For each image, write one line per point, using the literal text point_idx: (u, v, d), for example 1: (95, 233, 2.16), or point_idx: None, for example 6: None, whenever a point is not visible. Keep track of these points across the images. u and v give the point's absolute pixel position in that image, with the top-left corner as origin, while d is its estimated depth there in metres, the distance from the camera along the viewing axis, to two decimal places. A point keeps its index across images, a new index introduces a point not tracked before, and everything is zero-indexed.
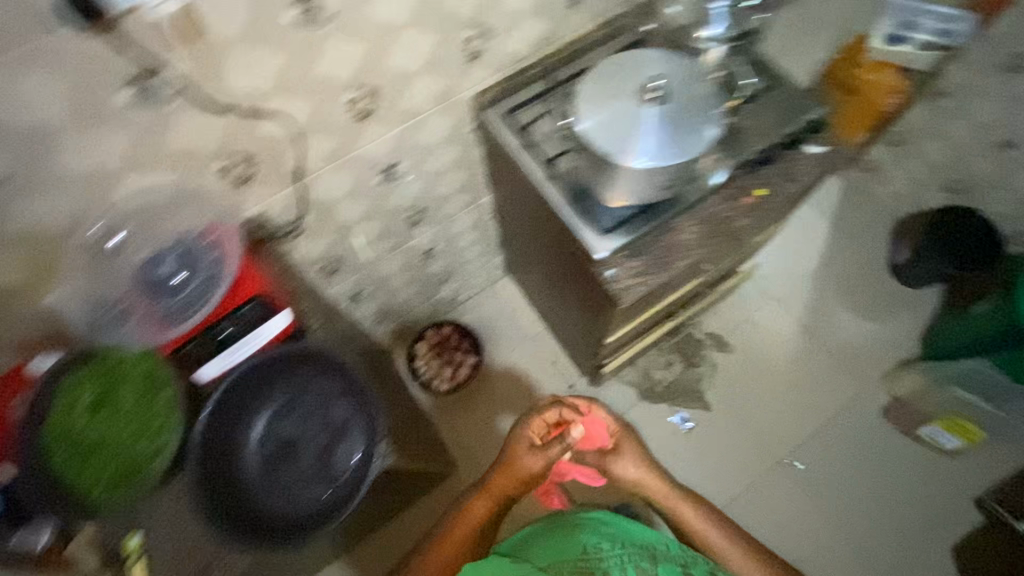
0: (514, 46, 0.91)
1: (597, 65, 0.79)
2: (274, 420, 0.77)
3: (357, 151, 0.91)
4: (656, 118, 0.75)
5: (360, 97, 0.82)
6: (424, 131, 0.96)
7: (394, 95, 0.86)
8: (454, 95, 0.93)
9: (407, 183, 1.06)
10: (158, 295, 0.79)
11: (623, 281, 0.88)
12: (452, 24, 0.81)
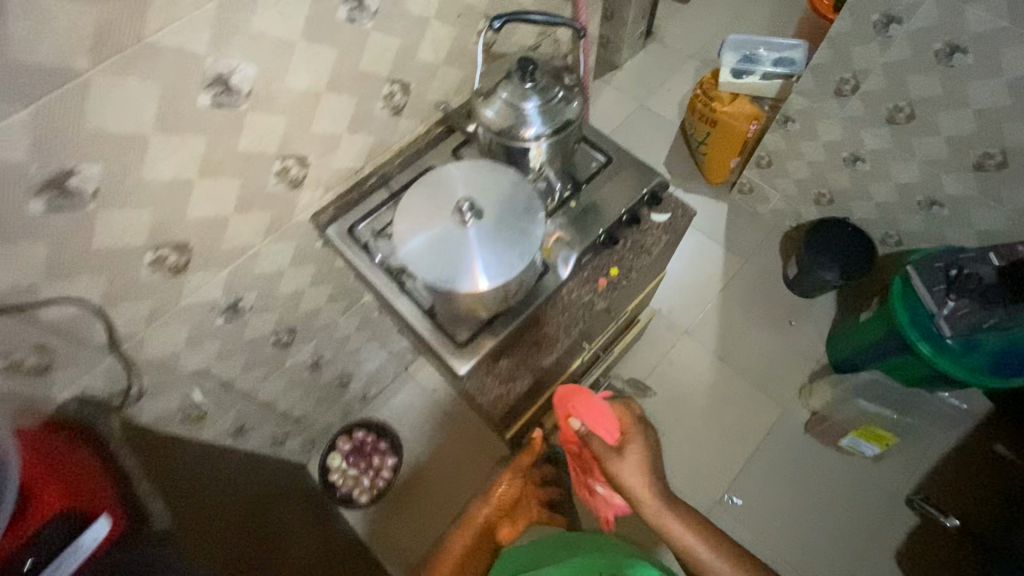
0: (339, 163, 0.88)
1: (414, 186, 0.76)
2: None
3: (189, 300, 0.83)
4: (477, 237, 0.71)
5: (168, 254, 0.75)
6: (264, 263, 0.90)
7: (215, 238, 0.79)
8: (288, 219, 0.88)
9: (263, 314, 0.98)
10: None
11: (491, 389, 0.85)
12: (261, 159, 0.76)
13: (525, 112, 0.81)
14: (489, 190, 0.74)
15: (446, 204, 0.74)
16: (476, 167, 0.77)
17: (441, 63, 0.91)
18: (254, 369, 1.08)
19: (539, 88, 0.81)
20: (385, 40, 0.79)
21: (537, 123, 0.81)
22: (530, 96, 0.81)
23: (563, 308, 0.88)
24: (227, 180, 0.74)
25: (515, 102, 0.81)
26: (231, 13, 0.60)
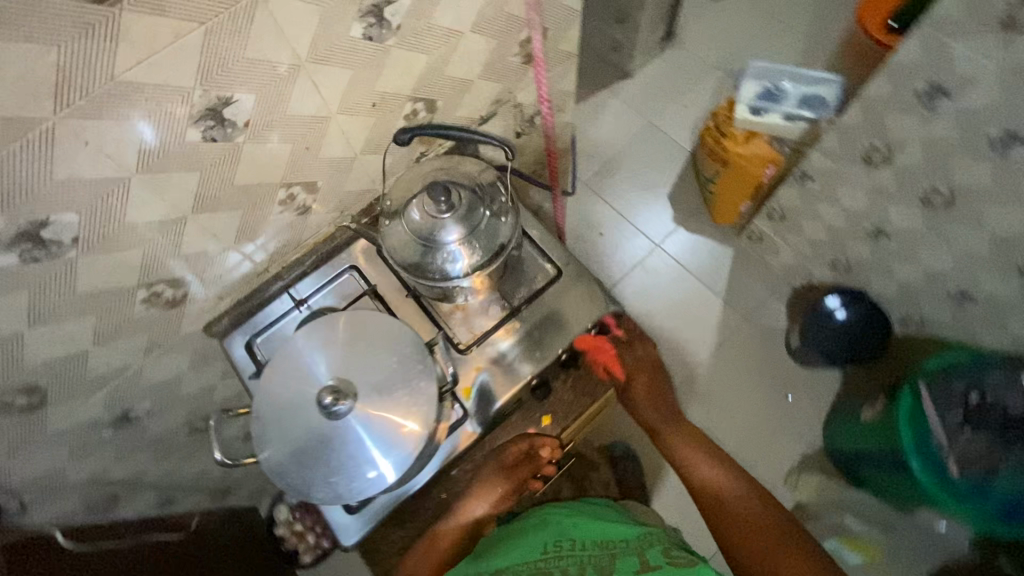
0: (234, 270, 0.76)
1: (274, 360, 0.63)
2: None
3: (60, 427, 0.74)
4: (350, 432, 0.60)
5: (12, 399, 0.65)
6: (150, 375, 0.79)
7: (76, 373, 0.69)
8: (174, 334, 0.77)
9: (163, 414, 0.89)
10: None
11: (385, 559, 0.73)
12: (120, 294, 0.64)
13: (442, 246, 0.67)
14: (373, 364, 0.61)
15: (320, 381, 0.61)
16: (367, 328, 0.64)
17: (358, 154, 0.75)
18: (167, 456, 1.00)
19: (460, 217, 0.67)
20: (269, 148, 0.64)
21: (457, 259, 0.67)
22: (449, 227, 0.67)
23: (473, 462, 0.75)
24: (73, 323, 0.62)
25: (430, 234, 0.67)
26: (15, 169, 0.46)
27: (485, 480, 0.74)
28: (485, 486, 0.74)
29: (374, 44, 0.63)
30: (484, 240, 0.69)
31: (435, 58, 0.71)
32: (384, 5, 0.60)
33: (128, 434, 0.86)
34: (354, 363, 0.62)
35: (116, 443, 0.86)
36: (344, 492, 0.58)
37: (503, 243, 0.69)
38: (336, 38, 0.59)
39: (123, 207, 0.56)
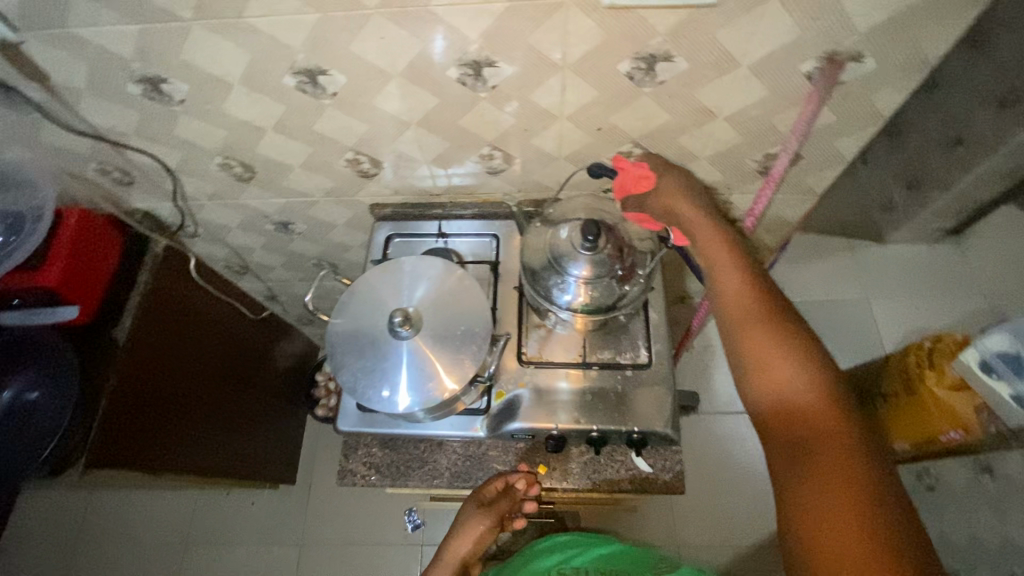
0: (418, 182, 0.89)
1: (392, 264, 0.74)
2: (22, 387, 0.86)
3: (248, 203, 0.95)
4: (401, 353, 0.68)
5: (236, 166, 0.85)
6: (319, 211, 0.97)
7: (279, 178, 0.87)
8: (351, 197, 0.93)
9: (309, 241, 1.08)
10: None
11: (353, 461, 0.80)
12: (337, 146, 0.79)
13: (566, 274, 0.71)
14: (450, 318, 0.69)
15: (405, 300, 0.71)
16: (463, 292, 0.71)
17: (561, 157, 0.81)
18: (293, 270, 1.21)
19: (596, 261, 0.70)
20: (498, 112, 0.72)
21: (569, 292, 0.71)
22: (581, 262, 0.71)
23: (465, 447, 0.80)
24: (297, 143, 0.79)
25: (563, 259, 0.71)
26: (330, 28, 0.60)
27: (469, 517, 0.79)
28: (469, 526, 0.80)
29: (631, 84, 0.66)
30: (602, 291, 0.72)
31: (678, 124, 0.72)
32: (660, 59, 0.63)
33: (282, 238, 1.06)
34: (441, 306, 0.70)
35: (271, 238, 1.07)
36: (366, 392, 0.66)
37: (617, 305, 0.72)
38: (603, 63, 0.64)
39: (375, 94, 0.69)
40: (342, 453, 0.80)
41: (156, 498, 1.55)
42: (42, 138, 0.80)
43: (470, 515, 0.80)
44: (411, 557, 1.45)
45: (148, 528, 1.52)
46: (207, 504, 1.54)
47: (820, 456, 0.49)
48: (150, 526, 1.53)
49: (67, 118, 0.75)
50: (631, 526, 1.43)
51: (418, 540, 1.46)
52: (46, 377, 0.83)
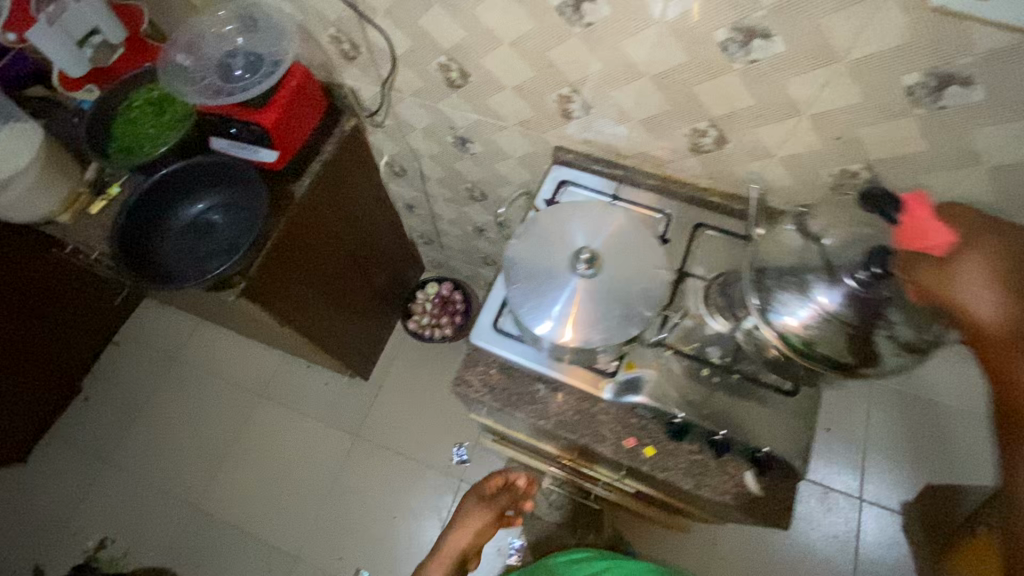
0: (613, 140, 0.88)
1: (588, 205, 0.74)
2: (217, 206, 0.96)
3: (442, 110, 0.98)
4: (575, 287, 0.68)
5: (454, 71, 0.87)
6: (503, 138, 0.98)
7: (486, 95, 0.89)
8: (541, 134, 0.93)
9: (477, 165, 1.10)
10: (221, 75, 0.91)
11: (472, 374, 0.82)
12: (560, 79, 0.80)
13: (809, 296, 0.60)
14: (631, 273, 0.69)
15: (591, 241, 0.71)
16: (644, 253, 0.70)
17: (776, 157, 0.77)
18: (444, 187, 1.25)
19: (855, 300, 0.59)
20: (739, 91, 0.69)
21: (795, 313, 0.61)
22: (836, 294, 0.59)
23: (579, 402, 0.79)
24: (524, 64, 0.80)
25: (810, 276, 0.61)
26: None
27: (471, 511, 1.06)
28: (469, 518, 1.06)
29: (909, 98, 0.61)
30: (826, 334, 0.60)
31: (930, 159, 0.66)
32: (958, 82, 0.57)
33: (454, 154, 1.09)
34: (625, 258, 0.70)
35: (444, 150, 1.10)
36: (532, 309, 0.67)
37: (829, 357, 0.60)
38: (889, 69, 0.59)
39: (629, 35, 0.69)
40: (464, 364, 0.83)
41: (246, 348, 1.70)
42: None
43: (472, 512, 1.06)
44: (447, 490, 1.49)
45: (228, 369, 1.67)
46: (284, 370, 1.65)
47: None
48: (229, 369, 1.67)
49: None
50: (663, 547, 1.40)
51: (459, 476, 1.50)
52: (230, 209, 0.95)
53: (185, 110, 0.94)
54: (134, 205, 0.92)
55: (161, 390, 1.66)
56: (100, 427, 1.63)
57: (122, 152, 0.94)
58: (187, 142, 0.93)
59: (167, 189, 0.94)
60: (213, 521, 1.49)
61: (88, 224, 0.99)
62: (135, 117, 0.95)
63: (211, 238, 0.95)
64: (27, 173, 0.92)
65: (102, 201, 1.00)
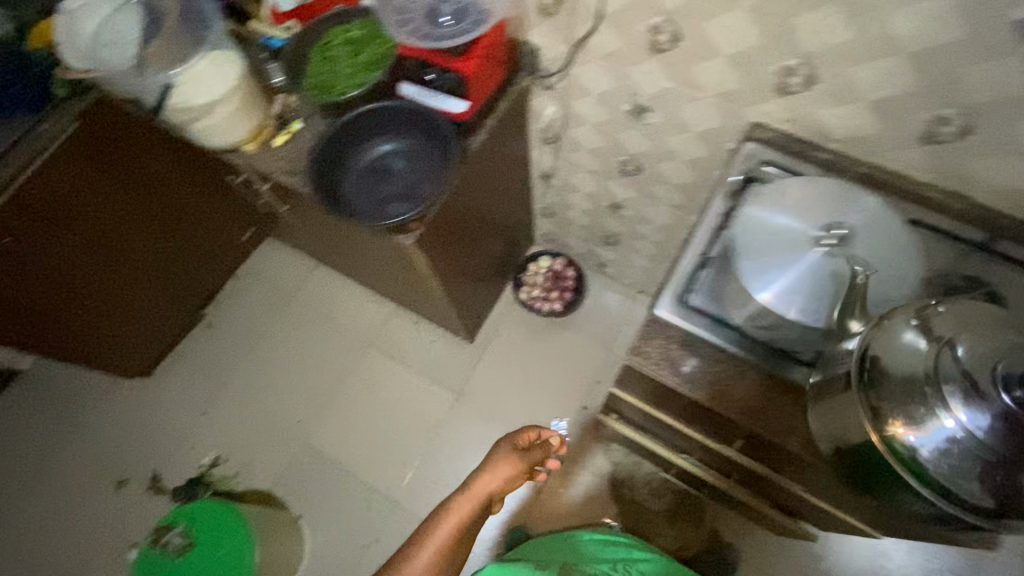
0: (824, 121, 0.83)
1: (827, 182, 0.71)
2: (402, 150, 0.99)
3: (631, 76, 0.95)
4: (816, 264, 0.64)
5: (664, 34, 0.84)
6: (689, 111, 0.95)
7: (691, 63, 0.86)
8: (738, 110, 0.89)
9: (644, 138, 1.07)
10: (425, 20, 0.92)
11: (651, 348, 0.79)
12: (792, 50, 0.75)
13: (941, 408, 0.53)
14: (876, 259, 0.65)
15: (833, 218, 0.67)
16: (890, 240, 0.66)
17: None
18: (595, 159, 1.22)
19: (1007, 425, 0.51)
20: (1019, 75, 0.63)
21: (926, 435, 0.54)
22: (979, 417, 0.51)
23: (769, 392, 0.75)
24: (755, 31, 0.76)
25: (957, 388, 0.53)
26: None
27: (501, 459, 0.98)
28: (499, 467, 0.96)
29: None
30: (942, 453, 0.54)
31: None
32: None
33: (624, 124, 1.06)
34: (871, 241, 0.66)
35: (613, 120, 1.07)
36: (767, 279, 0.66)
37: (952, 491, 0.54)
38: None
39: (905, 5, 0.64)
40: (644, 335, 0.80)
41: (356, 298, 1.77)
42: None
43: (496, 458, 0.97)
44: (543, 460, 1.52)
45: (339, 315, 1.75)
46: (391, 323, 1.72)
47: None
48: (339, 314, 1.75)
49: None
50: (760, 548, 1.38)
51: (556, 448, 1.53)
52: (414, 157, 0.98)
53: (382, 53, 0.95)
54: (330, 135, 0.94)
55: (278, 327, 1.76)
56: (220, 353, 1.74)
57: (318, 89, 0.97)
58: (381, 83, 0.94)
59: (355, 129, 0.96)
60: (320, 456, 1.58)
61: (273, 157, 1.03)
62: (332, 57, 0.97)
63: (392, 183, 0.98)
64: (217, 99, 0.95)
65: (284, 136, 1.04)
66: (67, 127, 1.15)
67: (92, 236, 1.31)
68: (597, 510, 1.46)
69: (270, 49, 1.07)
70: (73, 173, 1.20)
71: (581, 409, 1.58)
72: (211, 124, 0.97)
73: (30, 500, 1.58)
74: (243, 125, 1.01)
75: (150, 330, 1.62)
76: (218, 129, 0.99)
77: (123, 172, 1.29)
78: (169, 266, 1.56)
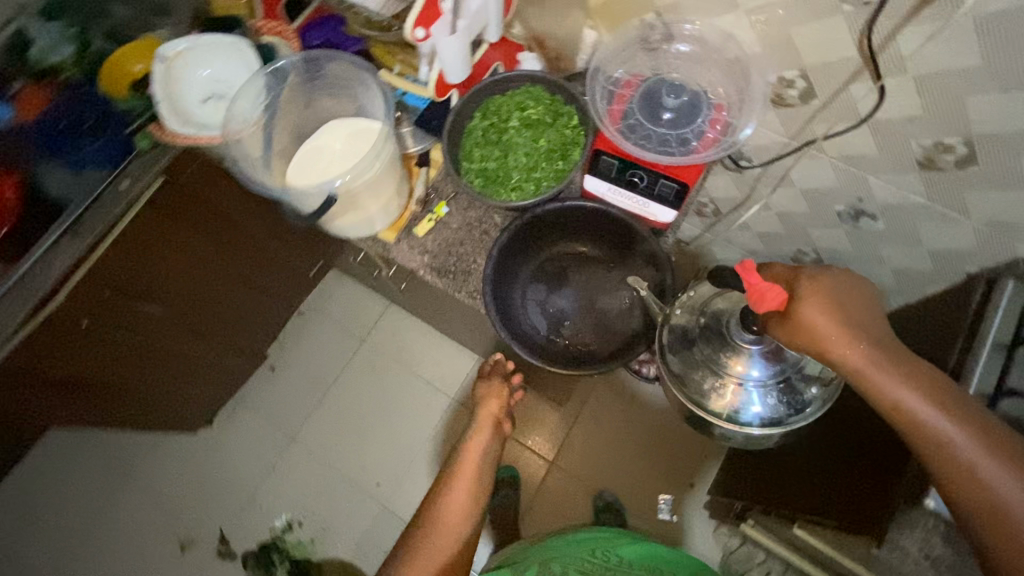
0: None
1: None
2: (587, 256, 0.87)
3: (869, 181, 0.78)
4: None
5: (953, 154, 0.67)
6: (934, 227, 0.79)
7: (970, 188, 0.70)
8: (1008, 242, 0.73)
9: (849, 237, 0.91)
10: (644, 111, 0.75)
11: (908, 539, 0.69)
12: None
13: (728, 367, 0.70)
14: None
15: None
16: None
17: None
18: (760, 241, 1.06)
19: (766, 355, 0.69)
20: None
21: (749, 401, 0.70)
22: (753, 358, 0.69)
23: None
24: None
25: (725, 347, 0.70)
26: None
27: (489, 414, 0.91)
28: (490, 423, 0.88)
29: None
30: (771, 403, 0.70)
31: None
32: None
33: (830, 222, 0.89)
34: None
35: (818, 213, 0.90)
36: None
37: (787, 421, 0.70)
38: None
39: None
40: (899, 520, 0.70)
41: (437, 343, 1.61)
42: (777, 31, 0.65)
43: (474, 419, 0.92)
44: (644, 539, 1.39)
45: (417, 363, 1.60)
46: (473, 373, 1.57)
47: (940, 460, 0.56)
48: (418, 363, 1.60)
49: (858, 32, 0.59)
50: None
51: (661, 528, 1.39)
52: (599, 268, 0.87)
53: (572, 140, 0.79)
54: (519, 231, 0.80)
55: (349, 373, 1.60)
56: (286, 400, 1.59)
57: (485, 180, 0.80)
58: (572, 178, 0.77)
59: (532, 231, 0.82)
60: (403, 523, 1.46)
61: (417, 249, 0.87)
62: (506, 141, 0.80)
63: (570, 289, 0.87)
64: (359, 183, 0.76)
65: (428, 223, 0.87)
66: (154, 181, 0.96)
67: (173, 303, 1.14)
68: None
69: (413, 112, 0.88)
70: (155, 237, 1.01)
71: (688, 487, 1.41)
72: (358, 221, 0.81)
73: (89, 558, 1.46)
74: (389, 215, 0.84)
75: (218, 381, 1.47)
76: (364, 224, 0.82)
77: (205, 225, 1.09)
78: (242, 314, 1.39)
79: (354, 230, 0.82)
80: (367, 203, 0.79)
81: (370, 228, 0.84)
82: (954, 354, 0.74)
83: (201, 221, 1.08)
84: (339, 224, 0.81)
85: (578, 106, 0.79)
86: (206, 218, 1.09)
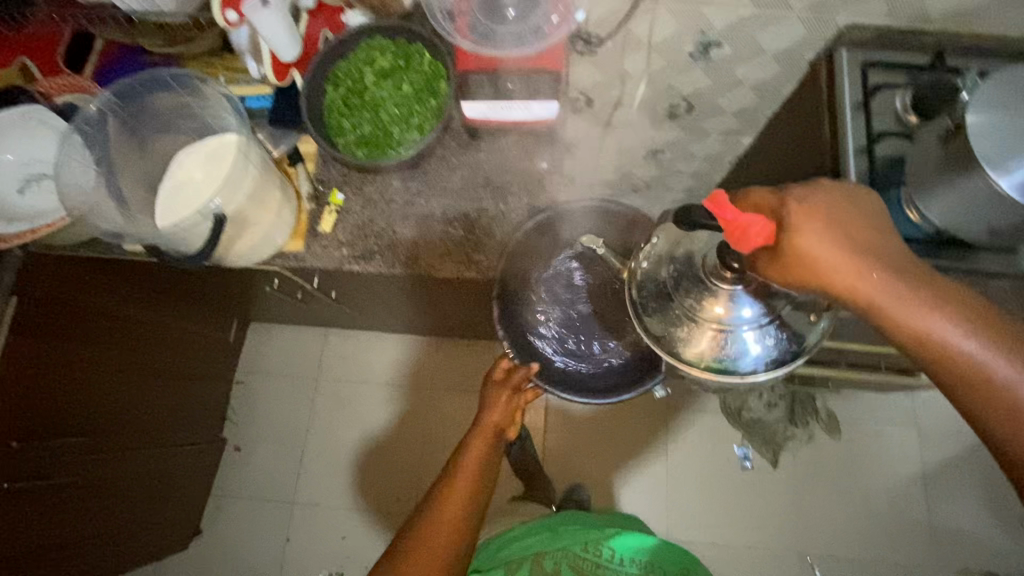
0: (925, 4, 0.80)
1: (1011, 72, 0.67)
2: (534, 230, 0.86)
3: (703, 11, 0.83)
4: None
5: None
6: (768, 32, 0.87)
7: None
8: (828, 17, 0.82)
9: (707, 72, 0.97)
10: (491, 18, 0.73)
11: None
12: None
13: (709, 320, 0.62)
14: None
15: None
16: None
17: None
18: (636, 114, 1.11)
19: (760, 296, 0.60)
20: None
21: (743, 347, 0.63)
22: (738, 299, 0.61)
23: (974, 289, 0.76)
24: None
25: (704, 292, 0.61)
26: None
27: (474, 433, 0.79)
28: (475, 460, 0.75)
29: None
30: (769, 339, 0.63)
31: None
32: None
33: (686, 65, 0.95)
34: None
35: (672, 61, 0.95)
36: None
37: (798, 353, 0.64)
38: None
39: None
40: None
41: (389, 346, 1.55)
42: None
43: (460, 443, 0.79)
44: (652, 422, 1.45)
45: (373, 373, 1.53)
46: (436, 361, 1.52)
47: (945, 364, 0.53)
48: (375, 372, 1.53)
49: None
50: (873, 404, 1.43)
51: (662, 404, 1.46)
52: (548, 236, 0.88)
53: (432, 75, 0.78)
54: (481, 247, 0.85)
55: (317, 414, 1.52)
56: (265, 471, 1.49)
57: (369, 147, 0.77)
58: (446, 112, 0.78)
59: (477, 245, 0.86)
60: None
61: (331, 245, 0.83)
62: (371, 100, 0.77)
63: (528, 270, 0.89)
64: (241, 196, 0.71)
65: (331, 215, 0.83)
66: (7, 305, 0.84)
67: (97, 426, 1.01)
68: (723, 445, 1.43)
69: (261, 114, 0.82)
70: (39, 367, 0.88)
71: None
72: (257, 237, 0.76)
73: None
74: (287, 222, 0.80)
75: (186, 488, 1.34)
76: (263, 241, 0.77)
77: (91, 334, 0.97)
78: (180, 409, 1.27)
79: (256, 249, 0.78)
80: (255, 213, 0.74)
81: (271, 245, 0.79)
82: (827, 129, 0.84)
83: (84, 331, 0.96)
84: (239, 244, 0.75)
85: (423, 40, 0.78)
86: (89, 324, 0.97)
